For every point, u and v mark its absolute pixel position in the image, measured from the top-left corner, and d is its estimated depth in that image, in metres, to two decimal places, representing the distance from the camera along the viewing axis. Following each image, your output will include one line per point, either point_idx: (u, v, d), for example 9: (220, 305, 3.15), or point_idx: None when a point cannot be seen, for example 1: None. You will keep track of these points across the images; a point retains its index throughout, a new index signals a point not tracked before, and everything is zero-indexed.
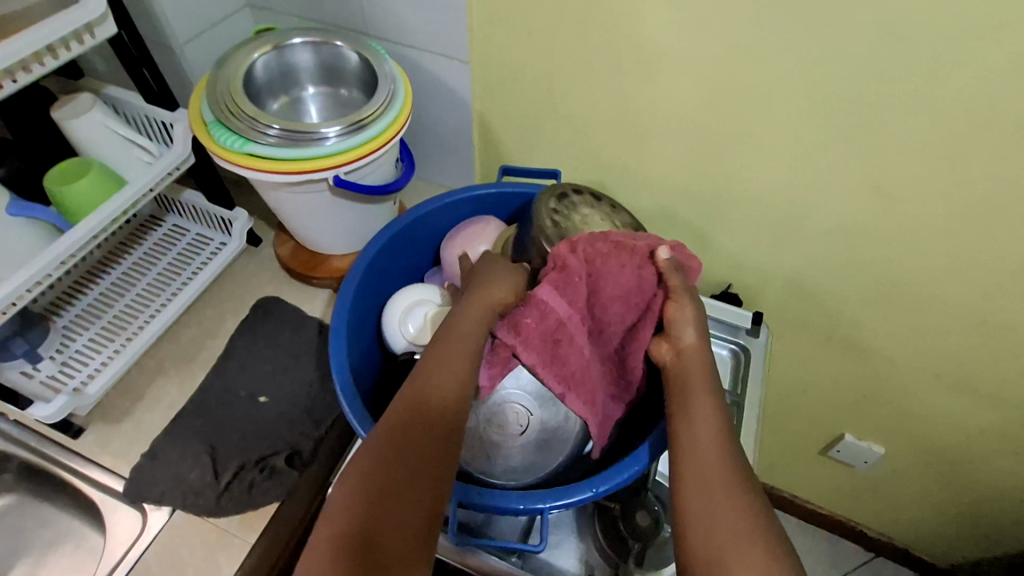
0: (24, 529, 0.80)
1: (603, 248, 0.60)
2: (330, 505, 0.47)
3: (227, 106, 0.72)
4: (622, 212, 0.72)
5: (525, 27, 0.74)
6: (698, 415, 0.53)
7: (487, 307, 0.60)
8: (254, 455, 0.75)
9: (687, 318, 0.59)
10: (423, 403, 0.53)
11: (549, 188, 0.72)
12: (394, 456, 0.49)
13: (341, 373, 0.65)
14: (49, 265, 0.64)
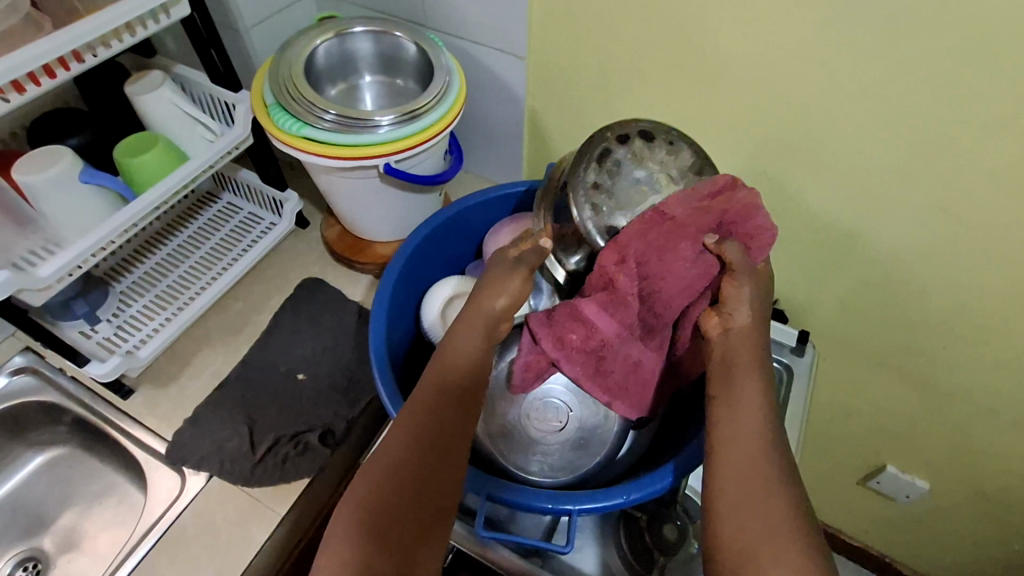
0: (74, 480, 0.84)
1: (655, 236, 0.56)
2: (347, 506, 0.47)
3: (287, 90, 0.73)
4: (682, 150, 0.63)
5: (584, 24, 0.73)
6: (742, 399, 0.51)
7: (491, 315, 0.59)
8: (289, 430, 0.77)
9: (747, 296, 0.55)
10: (440, 407, 0.52)
11: (591, 142, 0.63)
12: (413, 462, 0.49)
13: (378, 357, 0.66)
14: (113, 232, 0.68)
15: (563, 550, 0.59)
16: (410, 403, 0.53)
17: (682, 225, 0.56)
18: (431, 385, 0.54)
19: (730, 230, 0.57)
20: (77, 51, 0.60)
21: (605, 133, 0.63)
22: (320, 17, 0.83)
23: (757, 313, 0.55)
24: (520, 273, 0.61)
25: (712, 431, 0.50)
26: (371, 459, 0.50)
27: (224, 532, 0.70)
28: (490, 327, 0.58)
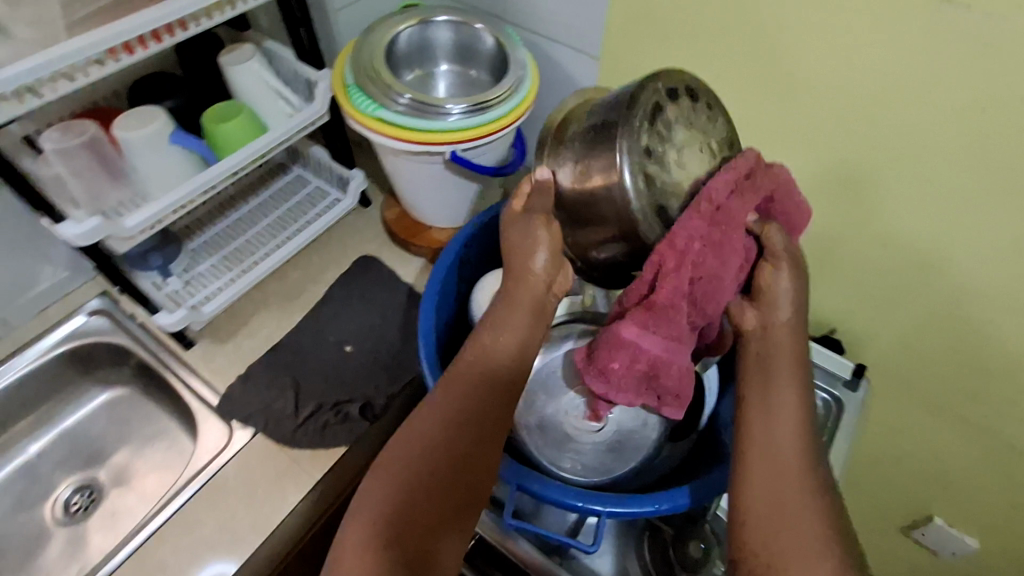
0: (130, 420, 0.89)
1: (711, 232, 0.49)
2: (376, 479, 0.49)
3: (367, 71, 0.76)
4: (718, 113, 0.55)
5: (664, 30, 0.72)
6: (777, 397, 0.50)
7: (532, 283, 0.56)
8: (331, 398, 0.80)
9: (786, 289, 0.53)
10: (475, 394, 0.53)
11: (635, 97, 0.51)
12: (444, 447, 0.50)
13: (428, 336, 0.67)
14: (192, 195, 0.71)
15: (587, 549, 0.59)
16: (446, 386, 0.54)
17: (731, 217, 0.50)
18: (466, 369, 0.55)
19: (771, 208, 0.54)
20: (183, 19, 0.64)
21: (644, 86, 0.51)
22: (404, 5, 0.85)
23: (795, 308, 0.53)
24: (546, 225, 0.55)
25: (743, 429, 0.50)
26: (403, 437, 0.51)
27: (263, 487, 0.74)
28: (533, 297, 0.56)
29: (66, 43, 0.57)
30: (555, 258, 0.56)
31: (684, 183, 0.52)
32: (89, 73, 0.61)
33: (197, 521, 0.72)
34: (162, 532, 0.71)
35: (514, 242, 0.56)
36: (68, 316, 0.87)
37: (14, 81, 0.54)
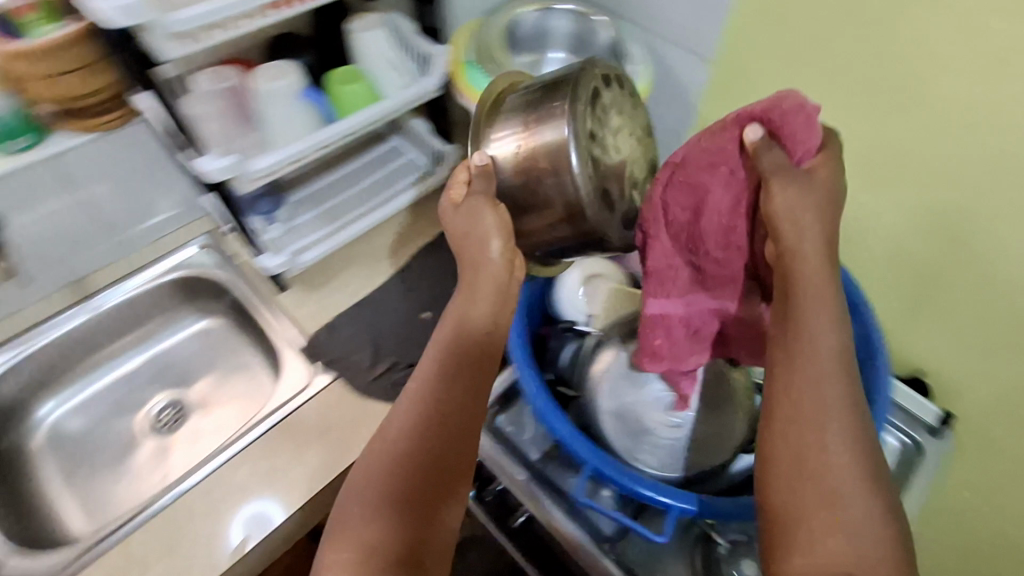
0: (218, 350, 0.96)
1: (687, 183, 0.58)
2: (362, 485, 0.51)
3: (485, 50, 0.80)
4: (638, 104, 0.62)
5: (789, 41, 0.70)
6: (806, 350, 0.47)
7: (492, 260, 0.58)
8: (406, 358, 0.84)
9: (793, 216, 0.50)
10: (447, 381, 0.54)
11: (580, 85, 0.57)
12: (424, 441, 0.52)
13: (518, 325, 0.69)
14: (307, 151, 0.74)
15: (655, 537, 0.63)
16: (416, 382, 0.54)
17: (719, 160, 0.55)
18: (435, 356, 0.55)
19: (780, 133, 0.53)
20: None
21: (579, 70, 0.58)
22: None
23: (818, 234, 0.50)
24: (491, 209, 0.58)
25: (770, 386, 0.48)
26: (379, 441, 0.53)
27: (335, 433, 0.78)
28: (493, 272, 0.57)
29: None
30: (509, 242, 0.58)
31: (621, 167, 0.59)
32: (248, 22, 0.65)
33: (273, 453, 0.76)
34: (240, 458, 0.76)
35: (482, 231, 0.58)
36: (181, 246, 0.95)
37: (188, 22, 0.59)
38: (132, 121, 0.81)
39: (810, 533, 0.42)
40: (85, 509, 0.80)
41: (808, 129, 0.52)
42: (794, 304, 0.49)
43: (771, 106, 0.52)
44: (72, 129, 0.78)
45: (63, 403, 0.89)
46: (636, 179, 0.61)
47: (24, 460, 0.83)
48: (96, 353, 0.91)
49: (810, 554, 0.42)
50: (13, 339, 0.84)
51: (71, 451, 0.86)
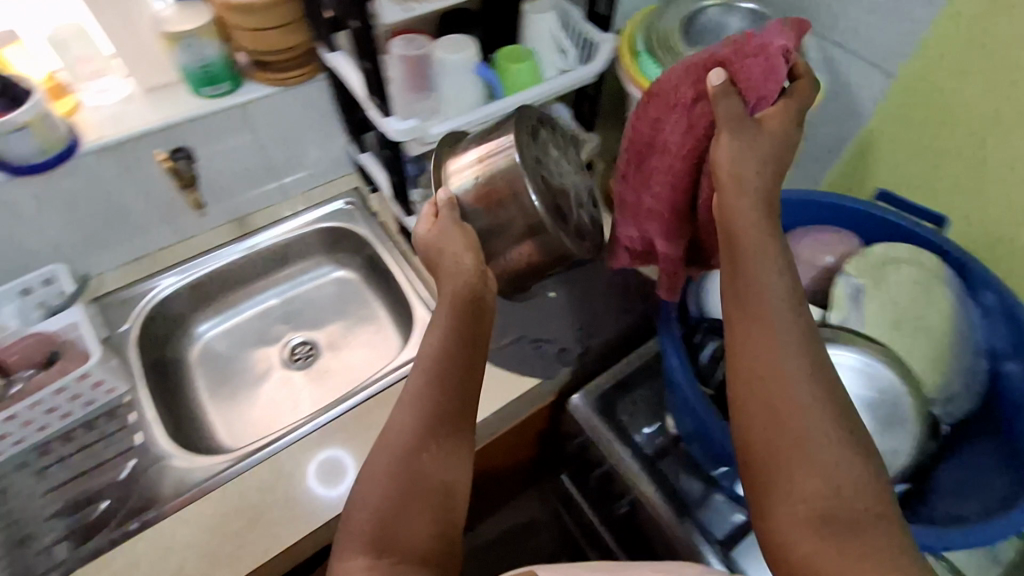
0: (349, 299, 1.02)
1: (654, 122, 0.60)
2: (374, 466, 0.53)
3: (660, 41, 0.77)
4: (568, 139, 0.72)
5: (999, 66, 0.67)
6: (756, 279, 0.48)
7: (467, 265, 0.60)
8: (532, 332, 0.85)
9: (722, 149, 0.52)
10: (444, 351, 0.56)
11: (521, 116, 0.66)
12: (428, 412, 0.55)
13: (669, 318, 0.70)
14: (473, 121, 0.77)
15: None
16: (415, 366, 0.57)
17: (673, 100, 0.58)
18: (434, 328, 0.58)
19: (741, 70, 0.54)
20: None
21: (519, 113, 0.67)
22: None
23: (756, 169, 0.51)
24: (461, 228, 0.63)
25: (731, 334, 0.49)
26: (387, 429, 0.55)
27: None
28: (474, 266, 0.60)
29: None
30: (480, 257, 0.61)
31: (563, 186, 0.67)
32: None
33: None
34: (375, 401, 0.80)
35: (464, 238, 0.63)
36: (329, 200, 1.01)
37: None
38: (314, 78, 0.87)
39: (786, 478, 0.44)
40: (228, 423, 0.87)
41: (763, 77, 0.54)
42: (739, 255, 0.49)
43: (734, 52, 0.55)
44: (260, 81, 0.85)
45: (217, 325, 0.97)
46: (584, 202, 0.70)
47: (179, 371, 0.91)
48: (246, 285, 0.99)
49: (789, 497, 0.44)
50: (183, 261, 0.92)
51: (219, 370, 0.93)
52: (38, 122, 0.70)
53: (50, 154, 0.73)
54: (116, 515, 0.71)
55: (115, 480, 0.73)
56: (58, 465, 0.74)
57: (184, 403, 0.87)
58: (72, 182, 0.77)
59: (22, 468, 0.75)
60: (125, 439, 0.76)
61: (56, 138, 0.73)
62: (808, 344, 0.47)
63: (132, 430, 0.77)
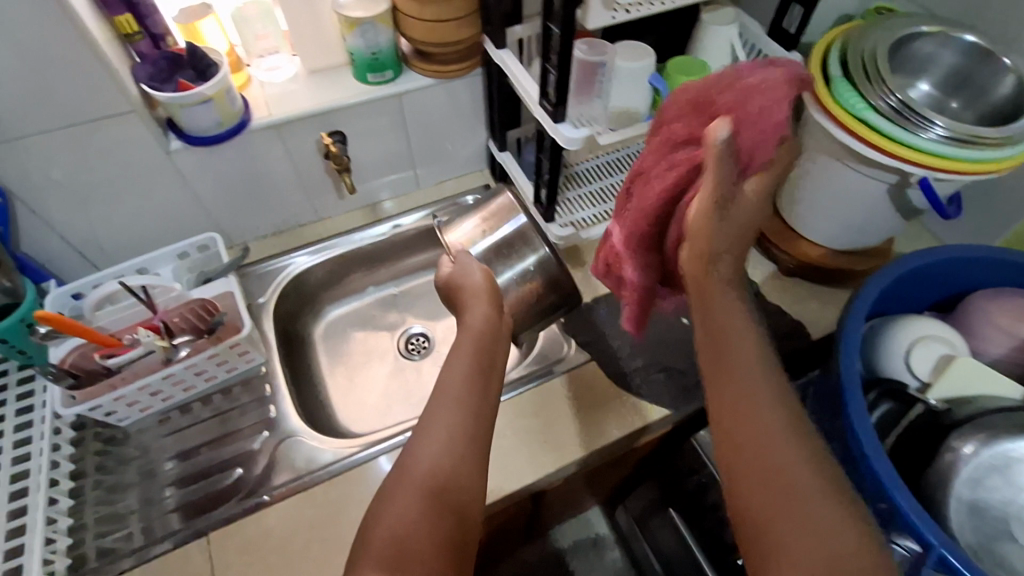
0: None
1: (657, 168, 0.61)
2: (400, 490, 0.47)
3: (861, 62, 0.70)
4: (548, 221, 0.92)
5: None
6: (727, 335, 0.49)
7: (479, 287, 0.70)
8: (662, 358, 0.82)
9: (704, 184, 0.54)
10: (469, 378, 0.57)
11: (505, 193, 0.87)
12: (456, 433, 0.51)
13: (851, 378, 0.61)
14: (636, 135, 0.74)
15: None
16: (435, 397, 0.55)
17: (664, 133, 0.60)
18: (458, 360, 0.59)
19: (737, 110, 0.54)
20: None
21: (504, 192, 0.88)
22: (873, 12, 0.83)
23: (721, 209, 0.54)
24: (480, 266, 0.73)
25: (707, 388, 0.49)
26: (411, 452, 0.50)
27: (587, 413, 0.77)
28: (484, 281, 0.71)
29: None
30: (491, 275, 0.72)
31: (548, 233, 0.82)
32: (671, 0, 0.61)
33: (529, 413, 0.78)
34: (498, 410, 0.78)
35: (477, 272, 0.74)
36: (459, 194, 1.00)
37: None
38: (471, 73, 0.86)
39: (783, 526, 0.40)
40: (345, 407, 0.89)
41: (759, 133, 0.54)
42: (713, 314, 0.51)
43: (733, 98, 0.55)
44: (421, 71, 0.84)
45: (342, 306, 0.99)
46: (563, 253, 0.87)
47: (303, 348, 0.93)
48: (371, 271, 1.00)
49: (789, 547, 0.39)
50: (318, 241, 0.94)
51: (338, 352, 0.95)
52: (221, 96, 0.72)
53: (225, 127, 0.76)
54: (246, 486, 0.73)
55: (248, 449, 0.76)
56: (200, 426, 0.78)
57: (307, 381, 0.89)
58: (237, 155, 0.80)
59: (165, 423, 0.78)
60: (259, 409, 0.79)
61: (232, 112, 0.75)
62: (787, 399, 0.47)
63: (265, 403, 0.80)
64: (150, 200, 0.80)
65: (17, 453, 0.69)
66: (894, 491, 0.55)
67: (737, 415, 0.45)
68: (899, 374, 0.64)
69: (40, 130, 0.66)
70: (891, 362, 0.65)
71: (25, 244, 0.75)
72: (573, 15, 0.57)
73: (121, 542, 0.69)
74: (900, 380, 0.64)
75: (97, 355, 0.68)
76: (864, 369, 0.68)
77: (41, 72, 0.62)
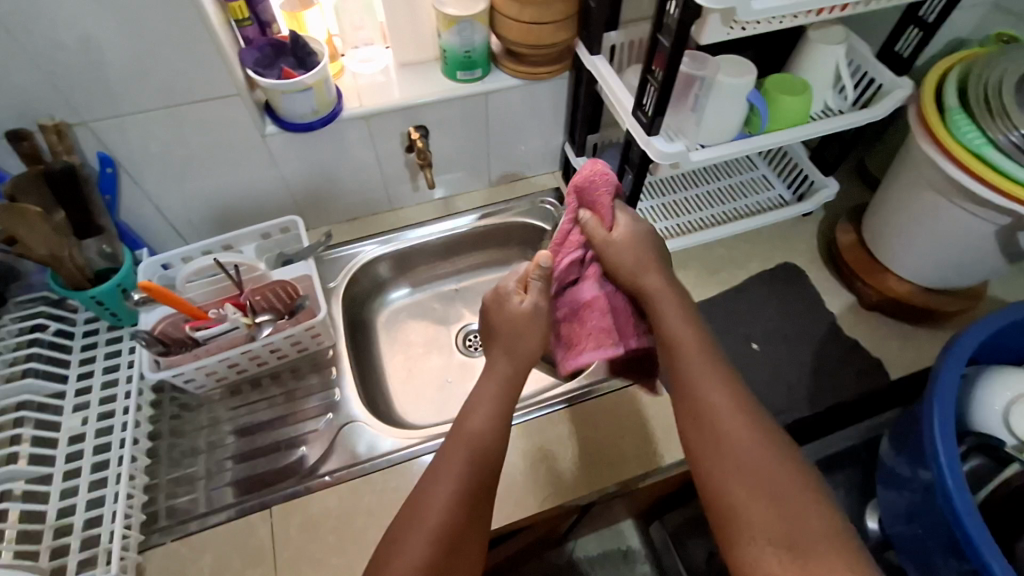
0: None
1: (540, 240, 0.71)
2: (415, 533, 0.52)
3: (985, 91, 0.66)
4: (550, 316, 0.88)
5: None
6: (697, 382, 0.59)
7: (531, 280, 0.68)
8: None
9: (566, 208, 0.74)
10: (490, 421, 0.59)
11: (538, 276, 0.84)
12: (467, 479, 0.55)
13: (945, 431, 0.57)
14: (727, 154, 0.73)
15: None
16: (452, 437, 0.58)
17: None
18: (478, 404, 0.61)
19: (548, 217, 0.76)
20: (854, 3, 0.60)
21: None
22: (994, 40, 0.78)
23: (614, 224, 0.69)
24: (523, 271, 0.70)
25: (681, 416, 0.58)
26: (423, 497, 0.54)
27: (647, 430, 0.76)
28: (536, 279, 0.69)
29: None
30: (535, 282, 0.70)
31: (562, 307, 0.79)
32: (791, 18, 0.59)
33: (590, 424, 0.77)
34: (559, 417, 0.78)
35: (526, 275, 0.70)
36: (529, 195, 1.00)
37: (760, 13, 0.52)
38: (558, 76, 0.85)
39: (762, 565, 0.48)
40: (403, 396, 0.90)
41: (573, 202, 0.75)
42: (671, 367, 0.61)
43: None
44: (509, 72, 0.84)
45: (406, 294, 1.00)
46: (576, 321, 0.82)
47: (367, 334, 0.95)
48: (436, 264, 1.01)
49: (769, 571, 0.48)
50: (390, 231, 0.96)
51: (399, 341, 0.96)
52: (320, 85, 0.74)
53: (319, 115, 0.77)
54: (308, 465, 0.75)
55: (311, 430, 0.78)
56: (268, 401, 0.81)
57: (367, 366, 0.91)
58: (326, 142, 0.82)
59: (236, 395, 0.81)
60: (324, 391, 0.82)
61: (327, 101, 0.76)
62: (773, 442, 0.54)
63: (330, 386, 0.82)
64: (239, 179, 0.83)
65: (103, 411, 0.73)
66: (986, 557, 0.52)
67: (722, 418, 0.56)
68: (995, 428, 0.61)
69: (151, 107, 0.69)
70: (986, 414, 0.62)
71: (124, 212, 0.79)
72: (688, 29, 0.56)
73: (190, 505, 0.72)
74: (994, 435, 0.61)
75: (186, 326, 0.70)
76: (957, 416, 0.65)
77: (160, 53, 0.64)
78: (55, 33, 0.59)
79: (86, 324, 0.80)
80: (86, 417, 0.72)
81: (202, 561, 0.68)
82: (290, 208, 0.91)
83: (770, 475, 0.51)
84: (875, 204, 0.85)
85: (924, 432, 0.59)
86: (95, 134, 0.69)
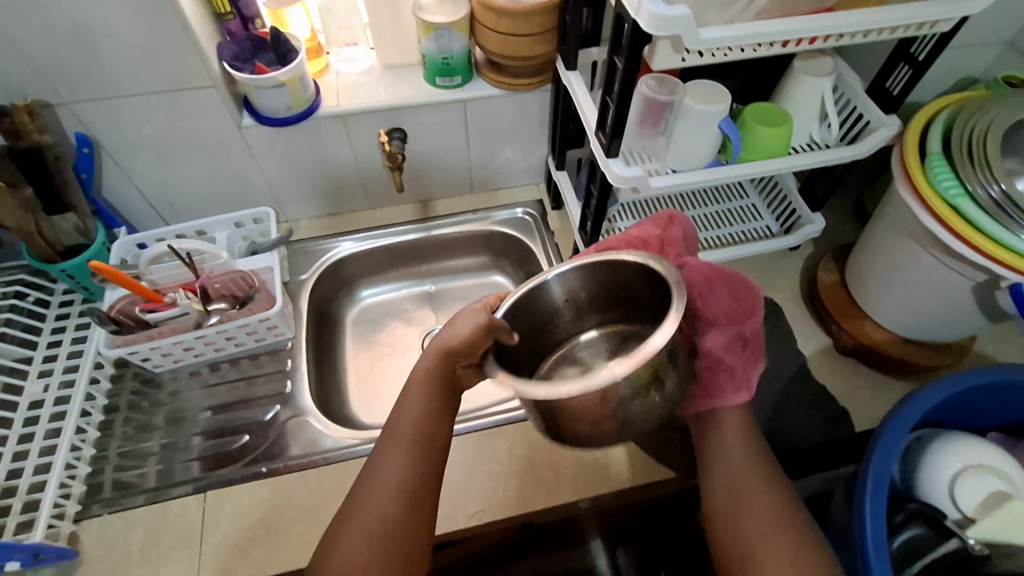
0: None
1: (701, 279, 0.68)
2: (354, 535, 0.50)
3: (967, 140, 0.62)
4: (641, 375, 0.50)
5: None
6: (726, 423, 0.61)
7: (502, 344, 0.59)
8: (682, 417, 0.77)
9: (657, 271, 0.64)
10: (423, 415, 0.57)
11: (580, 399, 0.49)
12: (410, 467, 0.54)
13: (876, 497, 0.55)
14: (697, 181, 0.70)
15: None
16: (394, 435, 0.56)
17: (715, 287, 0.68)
18: (409, 397, 0.58)
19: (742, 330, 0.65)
20: (826, 36, 0.57)
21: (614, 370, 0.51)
22: (1001, 81, 0.74)
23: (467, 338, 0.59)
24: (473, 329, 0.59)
25: (710, 439, 0.61)
26: (364, 501, 0.52)
27: (589, 458, 0.74)
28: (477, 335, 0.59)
29: (766, 21, 0.53)
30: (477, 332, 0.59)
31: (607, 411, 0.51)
32: (756, 49, 0.57)
33: (532, 444, 0.76)
34: (501, 432, 0.77)
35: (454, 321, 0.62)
36: (510, 205, 0.99)
37: (709, 43, 0.51)
38: (540, 88, 0.84)
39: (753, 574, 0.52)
40: (360, 394, 0.90)
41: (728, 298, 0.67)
42: (709, 418, 0.62)
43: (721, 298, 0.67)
44: (490, 81, 0.83)
45: (378, 293, 1.01)
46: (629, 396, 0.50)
47: (333, 328, 0.96)
48: (410, 265, 1.01)
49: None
50: (367, 229, 0.97)
51: (364, 338, 0.97)
52: (294, 82, 0.75)
53: (295, 111, 0.79)
54: (251, 452, 0.77)
55: (261, 418, 0.80)
56: (224, 385, 0.83)
57: (330, 361, 0.92)
58: (305, 138, 0.83)
59: (196, 376, 0.83)
60: (278, 382, 0.83)
61: (303, 98, 0.78)
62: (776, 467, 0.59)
63: (285, 376, 0.83)
64: (218, 166, 0.85)
65: (65, 379, 0.76)
66: None
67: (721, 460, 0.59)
68: (941, 500, 0.58)
69: (134, 92, 0.71)
70: (933, 485, 0.59)
71: (105, 190, 0.82)
72: (640, 52, 0.54)
73: (138, 479, 0.74)
74: (939, 507, 0.58)
75: (138, 308, 0.73)
76: (901, 483, 0.62)
77: (136, 41, 0.66)
78: (36, 19, 0.61)
79: (63, 295, 0.82)
80: (48, 384, 0.74)
81: (135, 536, 0.70)
82: (269, 199, 0.92)
83: (754, 517, 0.54)
84: (858, 247, 0.81)
85: (856, 494, 0.57)
86: (76, 115, 0.72)
